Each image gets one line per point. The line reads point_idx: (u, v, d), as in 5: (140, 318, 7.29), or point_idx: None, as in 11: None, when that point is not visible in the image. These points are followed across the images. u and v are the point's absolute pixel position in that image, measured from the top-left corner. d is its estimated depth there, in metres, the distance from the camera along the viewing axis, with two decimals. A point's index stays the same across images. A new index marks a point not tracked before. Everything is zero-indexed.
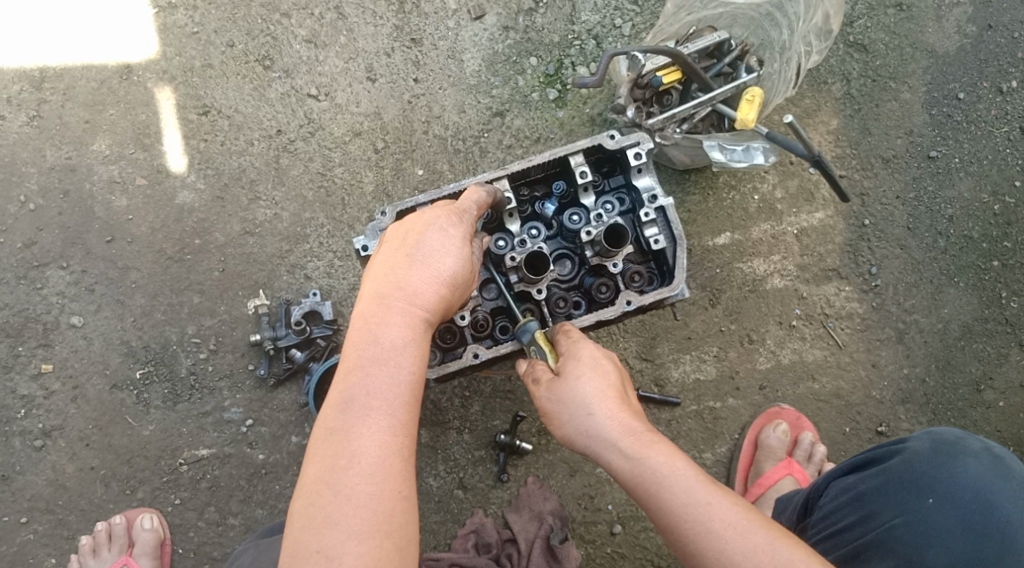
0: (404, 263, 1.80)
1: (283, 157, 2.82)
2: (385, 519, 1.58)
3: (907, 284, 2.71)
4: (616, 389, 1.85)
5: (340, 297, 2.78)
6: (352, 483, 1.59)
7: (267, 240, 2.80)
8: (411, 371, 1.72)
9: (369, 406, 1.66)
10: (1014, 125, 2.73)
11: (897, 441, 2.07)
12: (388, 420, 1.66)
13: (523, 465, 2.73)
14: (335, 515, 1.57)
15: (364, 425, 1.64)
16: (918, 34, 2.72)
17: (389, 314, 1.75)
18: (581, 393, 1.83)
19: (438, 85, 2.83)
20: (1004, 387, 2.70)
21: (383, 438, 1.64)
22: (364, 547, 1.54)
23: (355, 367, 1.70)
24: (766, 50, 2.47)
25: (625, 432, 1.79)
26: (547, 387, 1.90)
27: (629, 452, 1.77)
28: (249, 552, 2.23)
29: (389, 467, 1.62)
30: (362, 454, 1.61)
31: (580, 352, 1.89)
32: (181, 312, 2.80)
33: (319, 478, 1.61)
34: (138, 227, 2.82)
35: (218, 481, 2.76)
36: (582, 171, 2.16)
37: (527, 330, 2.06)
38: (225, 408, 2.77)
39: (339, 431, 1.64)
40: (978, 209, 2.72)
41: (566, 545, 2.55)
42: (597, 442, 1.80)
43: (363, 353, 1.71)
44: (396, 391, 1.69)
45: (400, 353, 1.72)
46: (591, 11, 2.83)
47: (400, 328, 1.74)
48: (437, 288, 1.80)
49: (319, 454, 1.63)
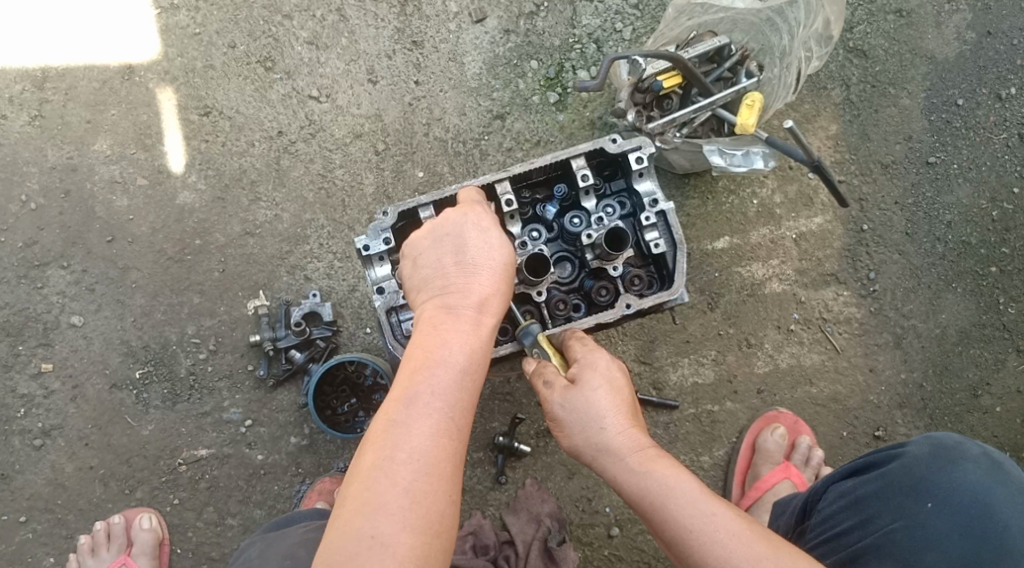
0: (472, 265, 1.81)
1: (283, 159, 2.83)
2: (435, 516, 1.58)
3: (905, 289, 2.72)
4: (626, 404, 1.90)
5: (340, 298, 2.79)
6: (408, 476, 1.58)
7: (267, 241, 2.81)
8: (473, 374, 1.73)
9: (432, 404, 1.66)
10: (1013, 132, 2.74)
11: (897, 445, 2.08)
12: (447, 420, 1.66)
13: (522, 467, 2.73)
14: (388, 505, 1.55)
15: (425, 421, 1.64)
16: (918, 41, 2.74)
17: (456, 316, 1.76)
18: (597, 404, 1.87)
19: (439, 88, 2.84)
20: (1001, 392, 2.71)
21: (440, 437, 1.64)
22: (413, 542, 1.54)
23: (423, 364, 1.70)
24: (766, 55, 2.49)
25: (636, 446, 1.85)
26: (559, 393, 1.90)
27: (636, 466, 1.83)
28: (256, 547, 2.22)
29: (445, 467, 1.62)
30: (420, 451, 1.61)
31: (596, 361, 1.91)
32: (181, 312, 2.81)
33: (373, 467, 1.60)
34: (138, 228, 2.83)
35: (217, 482, 2.77)
36: (584, 175, 2.17)
37: (528, 332, 1.99)
38: (224, 409, 2.77)
39: (400, 424, 1.63)
40: (976, 215, 2.73)
41: (564, 548, 2.59)
42: (607, 454, 1.86)
43: (430, 350, 1.72)
44: (458, 392, 1.69)
45: (466, 356, 1.73)
46: (592, 15, 2.84)
47: (466, 331, 1.74)
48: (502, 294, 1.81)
49: (376, 443, 1.63)
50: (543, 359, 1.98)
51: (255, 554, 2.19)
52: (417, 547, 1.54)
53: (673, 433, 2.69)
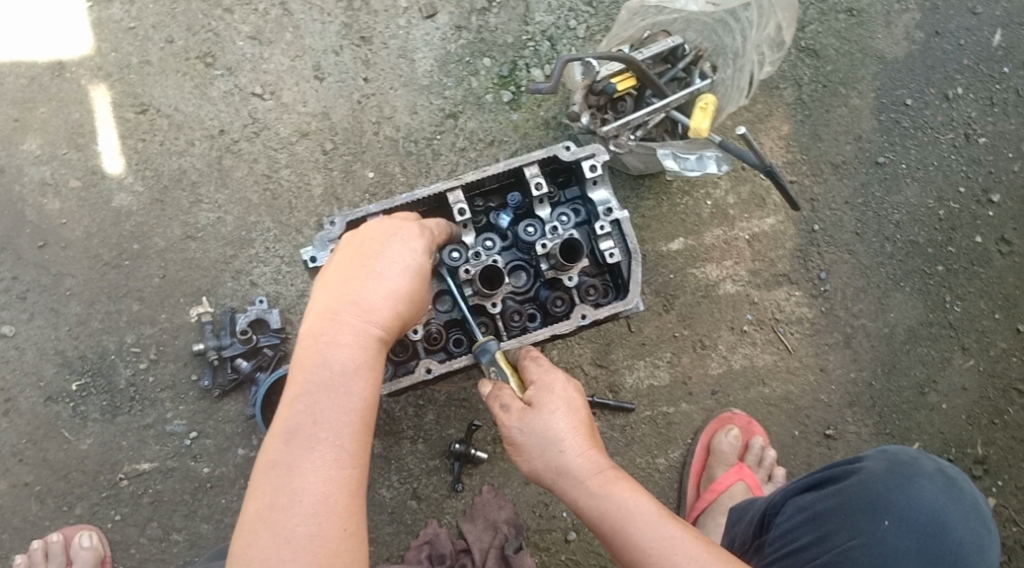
0: (358, 278, 1.72)
1: (226, 158, 2.72)
2: (324, 558, 1.51)
3: (855, 289, 2.74)
4: (585, 425, 1.87)
5: (289, 303, 2.70)
6: (296, 520, 1.53)
7: (210, 245, 2.70)
8: (363, 397, 1.65)
9: (313, 438, 1.58)
10: (959, 132, 2.77)
11: (853, 461, 2.10)
12: (334, 453, 1.59)
13: (478, 474, 2.69)
14: (271, 556, 1.50)
15: (307, 460, 1.57)
16: (868, 40, 2.75)
17: (337, 334, 1.67)
18: (555, 429, 1.83)
19: (389, 85, 2.75)
20: (948, 390, 2.74)
21: (327, 473, 1.57)
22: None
23: (302, 393, 1.62)
24: (720, 55, 2.47)
25: (595, 469, 1.83)
26: (518, 417, 1.85)
27: (595, 491, 1.81)
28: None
29: (334, 505, 1.55)
30: (304, 492, 1.55)
31: (553, 383, 1.88)
32: (119, 320, 2.68)
33: (257, 516, 1.54)
34: (72, 232, 2.69)
35: (161, 496, 2.67)
36: (537, 183, 2.12)
37: (486, 350, 1.99)
38: (168, 420, 2.67)
39: (285, 465, 1.56)
40: (923, 215, 2.75)
41: (520, 555, 2.54)
42: (566, 478, 1.83)
43: (313, 377, 1.63)
44: (344, 420, 1.61)
45: (351, 378, 1.64)
46: (545, 12, 2.78)
47: (347, 351, 1.66)
48: (386, 303, 1.71)
49: (259, 488, 1.57)
50: (500, 381, 1.94)
51: None
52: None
53: (629, 436, 2.68)
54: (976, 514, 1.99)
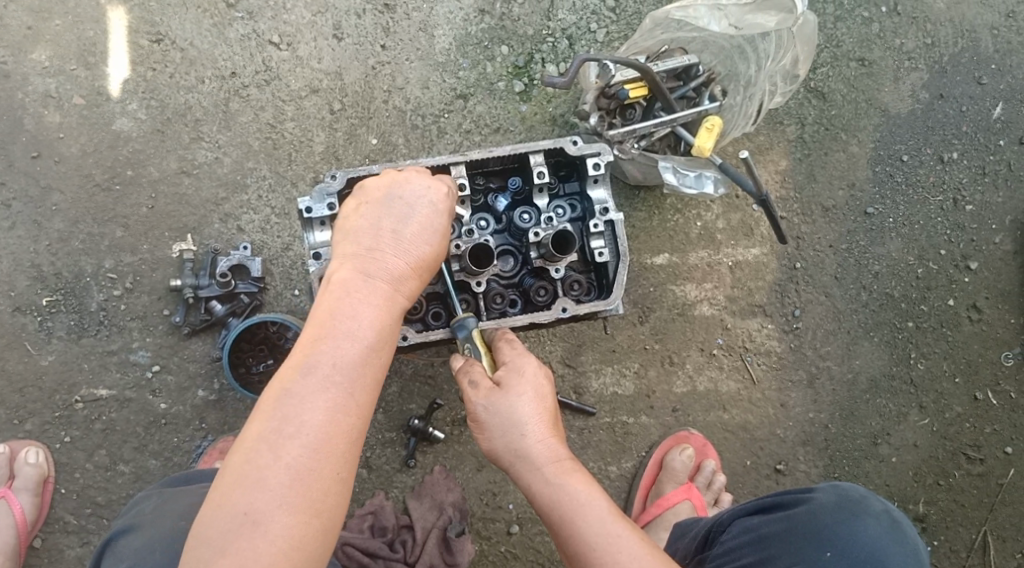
0: (389, 235, 1.74)
1: (233, 101, 2.72)
2: (317, 494, 1.53)
3: (826, 331, 2.79)
4: (549, 413, 1.90)
5: (272, 254, 2.70)
6: (297, 453, 1.54)
7: (203, 183, 2.70)
8: (378, 349, 1.66)
9: (327, 379, 1.59)
10: (948, 196, 2.83)
11: (806, 491, 2.15)
12: (344, 397, 1.60)
13: (432, 453, 2.72)
14: (267, 482, 1.51)
15: (318, 397, 1.58)
16: (875, 92, 2.80)
17: (366, 285, 1.69)
18: (520, 411, 1.86)
19: (404, 57, 2.76)
20: (899, 444, 2.80)
21: (334, 415, 1.58)
22: (291, 522, 1.50)
23: (325, 333, 1.63)
24: (731, 81, 2.51)
25: (552, 457, 1.86)
26: (484, 395, 1.88)
27: (551, 477, 1.84)
28: (151, 501, 2.07)
29: (336, 448, 1.57)
30: (309, 428, 1.55)
31: (523, 367, 1.90)
32: (100, 243, 2.67)
33: (259, 439, 1.55)
34: (67, 148, 2.68)
35: (113, 425, 2.66)
36: (540, 172, 2.14)
37: (464, 326, 2.01)
38: (132, 350, 2.67)
39: (297, 398, 1.57)
40: (902, 270, 2.81)
41: (461, 539, 2.58)
42: (523, 462, 1.86)
43: (339, 320, 1.65)
44: (359, 367, 1.63)
45: (374, 328, 1.66)
46: (568, 11, 2.80)
47: (375, 303, 1.68)
48: (414, 264, 1.74)
49: (264, 414, 1.57)
50: (472, 357, 1.98)
51: (147, 509, 2.04)
52: (294, 529, 1.51)
53: (585, 439, 2.71)
54: (914, 561, 2.00)
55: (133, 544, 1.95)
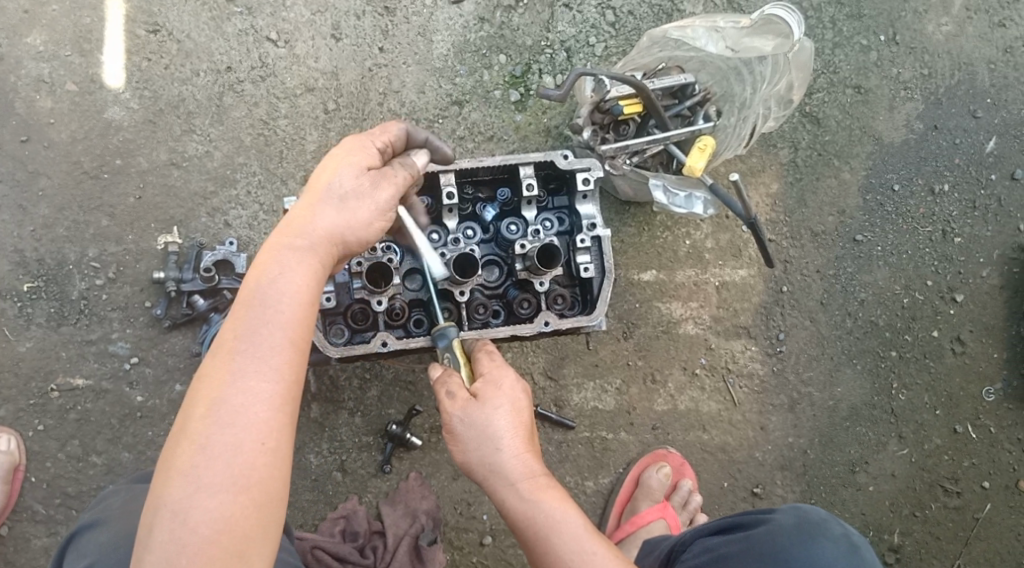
0: (313, 209, 1.74)
1: (227, 96, 2.70)
2: (249, 475, 1.53)
3: (809, 356, 2.79)
4: (524, 427, 1.89)
5: (257, 251, 2.68)
6: (225, 440, 1.53)
7: (192, 176, 2.68)
8: (300, 321, 1.65)
9: (249, 358, 1.58)
10: (938, 227, 2.83)
11: (767, 513, 2.15)
12: (263, 371, 1.58)
13: (409, 459, 2.70)
14: (197, 474, 1.50)
15: (238, 374, 1.57)
16: (870, 120, 2.81)
17: (289, 259, 1.69)
18: (496, 424, 1.85)
19: (402, 60, 2.75)
20: (877, 473, 2.80)
21: (253, 390, 1.56)
22: (213, 503, 1.50)
23: (244, 313, 1.62)
24: (727, 102, 2.49)
25: (527, 472, 1.85)
26: (461, 406, 1.86)
27: (525, 493, 1.83)
28: (118, 497, 2.04)
29: (254, 425, 1.55)
30: (227, 406, 1.54)
31: (501, 379, 1.90)
32: (85, 231, 2.65)
33: (187, 423, 1.55)
34: (57, 134, 2.66)
35: (88, 416, 2.63)
36: (529, 184, 2.14)
37: (444, 335, 1.99)
38: (111, 341, 2.64)
39: (221, 385, 1.56)
40: (888, 299, 2.81)
41: (433, 548, 2.58)
42: (499, 476, 1.84)
43: (258, 298, 1.63)
44: (280, 339, 1.61)
45: (297, 299, 1.65)
46: (568, 23, 2.80)
47: (296, 274, 1.67)
48: (338, 236, 1.74)
49: (193, 398, 1.57)
50: (451, 367, 1.96)
51: (113, 506, 2.00)
52: (228, 516, 1.51)
53: (563, 452, 2.70)
54: None
55: (94, 542, 1.90)
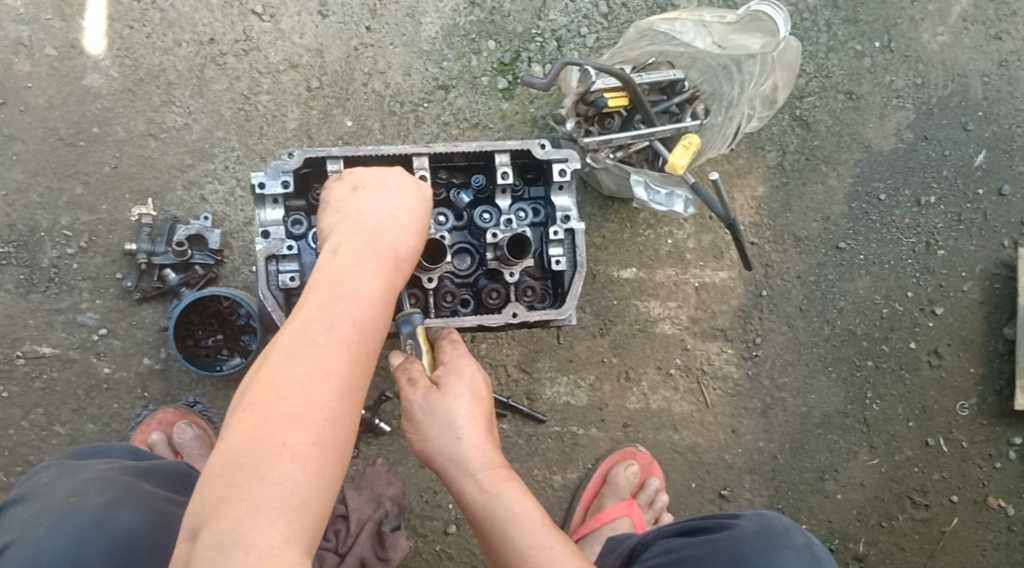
0: (383, 215, 1.68)
1: (208, 68, 2.66)
2: (324, 477, 1.40)
3: (785, 362, 2.77)
4: (484, 416, 1.86)
5: (233, 227, 2.64)
6: (310, 431, 1.39)
7: (169, 147, 2.64)
8: (375, 321, 1.55)
9: (330, 350, 1.47)
10: (922, 239, 2.80)
11: (731, 518, 2.13)
12: (341, 368, 1.46)
13: (377, 445, 2.67)
14: (273, 473, 1.35)
15: (314, 370, 1.44)
16: (860, 127, 2.78)
17: (365, 257, 1.59)
18: (457, 412, 1.81)
19: (389, 41, 2.71)
20: (846, 482, 2.78)
21: (333, 387, 1.44)
22: (291, 506, 1.35)
23: (322, 304, 1.51)
24: (715, 101, 2.46)
25: (488, 463, 1.83)
26: (422, 394, 1.82)
27: (484, 483, 1.81)
28: (48, 473, 1.98)
29: (333, 422, 1.42)
30: (306, 402, 1.41)
31: (462, 368, 1.85)
32: (59, 198, 2.61)
33: (257, 423, 1.39)
34: (34, 98, 2.61)
35: (54, 385, 2.60)
36: (504, 172, 2.10)
37: (409, 321, 1.92)
38: (80, 311, 2.61)
39: (305, 376, 1.43)
40: (867, 308, 2.79)
41: (395, 535, 2.55)
42: (460, 466, 1.82)
43: (342, 292, 1.53)
44: (355, 338, 1.51)
45: (380, 294, 1.57)
46: (560, 12, 2.75)
47: (378, 272, 1.59)
48: (412, 242, 1.69)
49: (260, 397, 1.41)
50: (413, 355, 1.91)
51: (41, 481, 1.96)
52: (305, 514, 1.36)
53: (533, 446, 2.68)
54: None
55: (19, 517, 1.89)
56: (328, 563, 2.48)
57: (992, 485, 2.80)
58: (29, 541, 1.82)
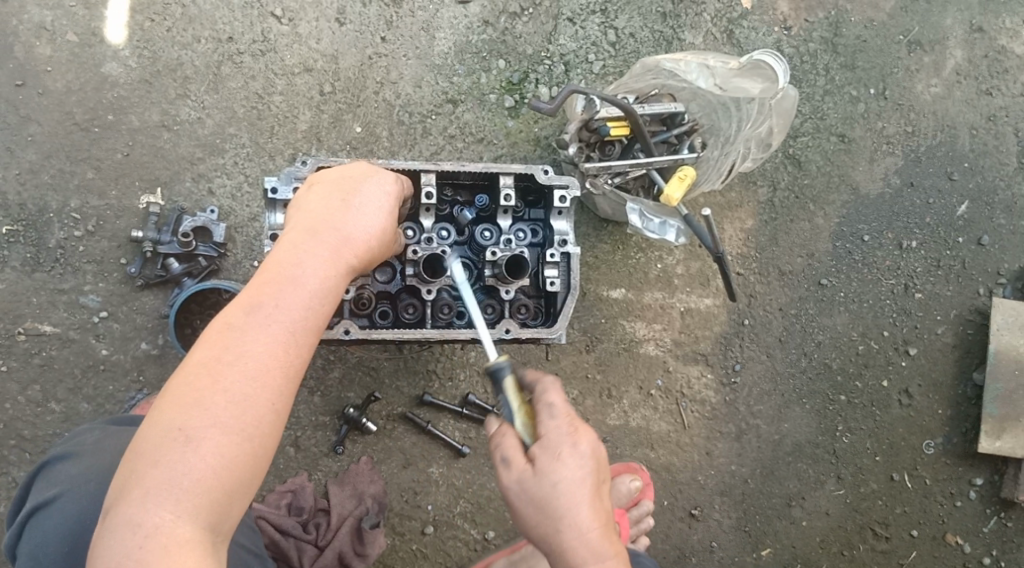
0: (338, 215, 1.74)
1: (225, 65, 2.73)
2: (230, 466, 1.52)
3: (761, 390, 2.87)
4: (592, 492, 1.72)
5: (238, 222, 2.72)
6: (216, 418, 1.52)
7: (181, 140, 2.71)
8: (308, 323, 1.64)
9: (251, 347, 1.58)
10: (900, 281, 2.92)
11: None
12: (264, 365, 1.57)
13: (362, 443, 2.75)
14: (177, 458, 1.49)
15: (237, 366, 1.56)
16: (849, 170, 2.90)
17: (307, 260, 1.67)
18: (561, 490, 1.69)
19: (402, 52, 2.79)
20: (812, 510, 2.88)
21: (250, 384, 1.55)
22: (190, 492, 1.49)
23: (255, 301, 1.62)
24: (712, 136, 2.58)
25: (597, 544, 1.70)
26: (521, 473, 1.71)
27: (593, 567, 1.69)
28: (91, 434, 2.07)
29: (247, 418, 1.54)
30: (222, 396, 1.53)
31: (562, 444, 1.72)
32: (69, 181, 2.67)
33: (173, 408, 1.53)
34: (53, 82, 2.67)
35: (52, 362, 2.66)
36: (507, 194, 2.20)
37: (498, 370, 1.80)
38: (83, 293, 2.67)
39: (220, 367, 1.55)
40: (844, 344, 2.90)
41: (375, 531, 2.62)
42: (561, 549, 1.70)
43: (278, 287, 1.64)
44: (285, 339, 1.61)
45: (316, 296, 1.66)
46: (569, 38, 2.84)
47: (318, 276, 1.67)
48: (364, 248, 1.75)
49: (184, 382, 1.55)
50: (508, 425, 1.78)
51: (87, 441, 2.04)
52: (199, 497, 1.49)
53: None
54: None
55: (68, 471, 1.94)
56: (306, 556, 2.56)
57: (951, 522, 2.91)
58: (77, 494, 1.87)
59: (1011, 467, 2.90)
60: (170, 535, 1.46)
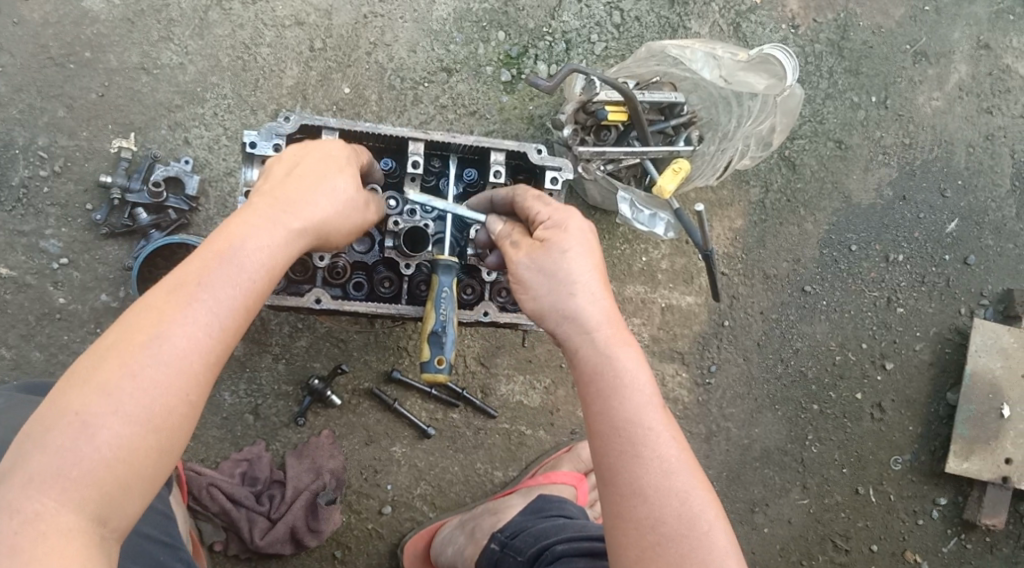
0: (288, 194, 1.66)
1: (212, 11, 2.61)
2: (132, 451, 1.40)
3: (734, 393, 2.83)
4: (602, 279, 1.75)
5: (213, 175, 2.60)
6: (118, 401, 1.40)
7: (160, 85, 2.59)
8: (241, 305, 1.54)
9: (175, 324, 1.46)
10: (884, 294, 2.89)
11: None
12: (187, 344, 1.46)
13: (324, 416, 2.66)
14: (76, 440, 1.37)
15: (156, 342, 1.44)
16: (843, 177, 2.86)
17: (249, 238, 1.58)
18: (572, 269, 1.72)
19: (399, 14, 2.69)
20: (774, 517, 2.85)
21: (169, 363, 1.44)
22: (84, 479, 1.37)
23: (186, 274, 1.51)
24: (710, 129, 2.50)
25: (606, 325, 1.71)
26: (527, 252, 1.78)
27: (595, 343, 1.69)
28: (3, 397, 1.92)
29: (158, 398, 1.42)
30: (135, 373, 1.41)
31: (567, 223, 1.77)
32: (39, 118, 2.55)
33: (80, 385, 1.40)
34: (29, 12, 2.54)
35: (4, 307, 2.53)
36: (497, 171, 2.12)
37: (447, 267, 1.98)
38: (44, 237, 2.55)
39: (135, 346, 1.43)
40: (822, 353, 2.87)
41: (330, 508, 2.54)
42: (574, 325, 1.71)
43: (211, 263, 1.52)
44: (216, 317, 1.50)
45: (253, 276, 1.56)
46: (573, 15, 2.76)
47: (259, 256, 1.57)
48: (310, 229, 1.66)
49: (95, 359, 1.43)
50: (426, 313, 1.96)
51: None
52: (89, 485, 1.37)
53: (479, 440, 2.74)
54: None
55: None
56: (258, 528, 2.50)
57: (911, 540, 2.90)
58: None
59: (977, 489, 2.89)
60: (51, 524, 1.34)
